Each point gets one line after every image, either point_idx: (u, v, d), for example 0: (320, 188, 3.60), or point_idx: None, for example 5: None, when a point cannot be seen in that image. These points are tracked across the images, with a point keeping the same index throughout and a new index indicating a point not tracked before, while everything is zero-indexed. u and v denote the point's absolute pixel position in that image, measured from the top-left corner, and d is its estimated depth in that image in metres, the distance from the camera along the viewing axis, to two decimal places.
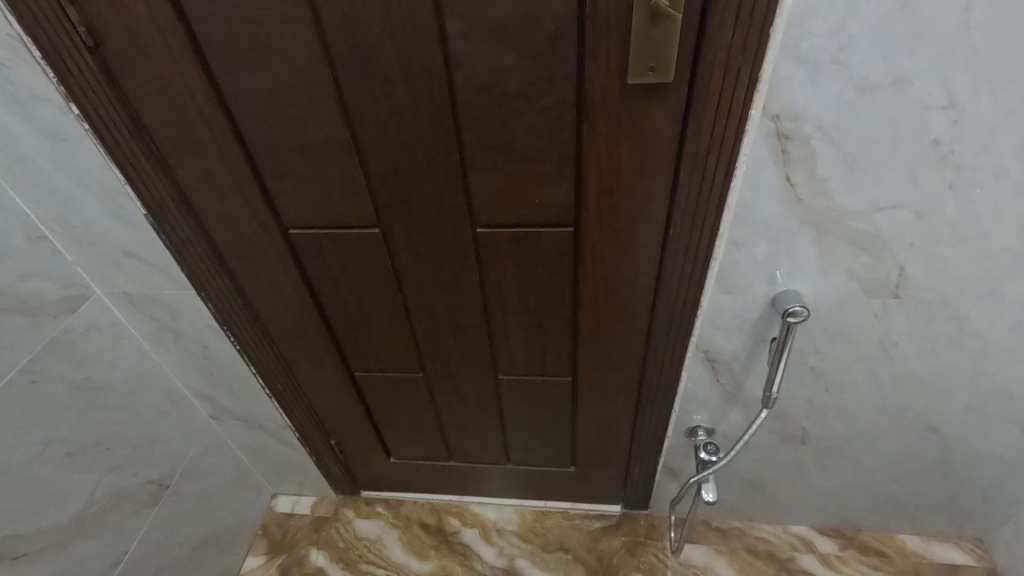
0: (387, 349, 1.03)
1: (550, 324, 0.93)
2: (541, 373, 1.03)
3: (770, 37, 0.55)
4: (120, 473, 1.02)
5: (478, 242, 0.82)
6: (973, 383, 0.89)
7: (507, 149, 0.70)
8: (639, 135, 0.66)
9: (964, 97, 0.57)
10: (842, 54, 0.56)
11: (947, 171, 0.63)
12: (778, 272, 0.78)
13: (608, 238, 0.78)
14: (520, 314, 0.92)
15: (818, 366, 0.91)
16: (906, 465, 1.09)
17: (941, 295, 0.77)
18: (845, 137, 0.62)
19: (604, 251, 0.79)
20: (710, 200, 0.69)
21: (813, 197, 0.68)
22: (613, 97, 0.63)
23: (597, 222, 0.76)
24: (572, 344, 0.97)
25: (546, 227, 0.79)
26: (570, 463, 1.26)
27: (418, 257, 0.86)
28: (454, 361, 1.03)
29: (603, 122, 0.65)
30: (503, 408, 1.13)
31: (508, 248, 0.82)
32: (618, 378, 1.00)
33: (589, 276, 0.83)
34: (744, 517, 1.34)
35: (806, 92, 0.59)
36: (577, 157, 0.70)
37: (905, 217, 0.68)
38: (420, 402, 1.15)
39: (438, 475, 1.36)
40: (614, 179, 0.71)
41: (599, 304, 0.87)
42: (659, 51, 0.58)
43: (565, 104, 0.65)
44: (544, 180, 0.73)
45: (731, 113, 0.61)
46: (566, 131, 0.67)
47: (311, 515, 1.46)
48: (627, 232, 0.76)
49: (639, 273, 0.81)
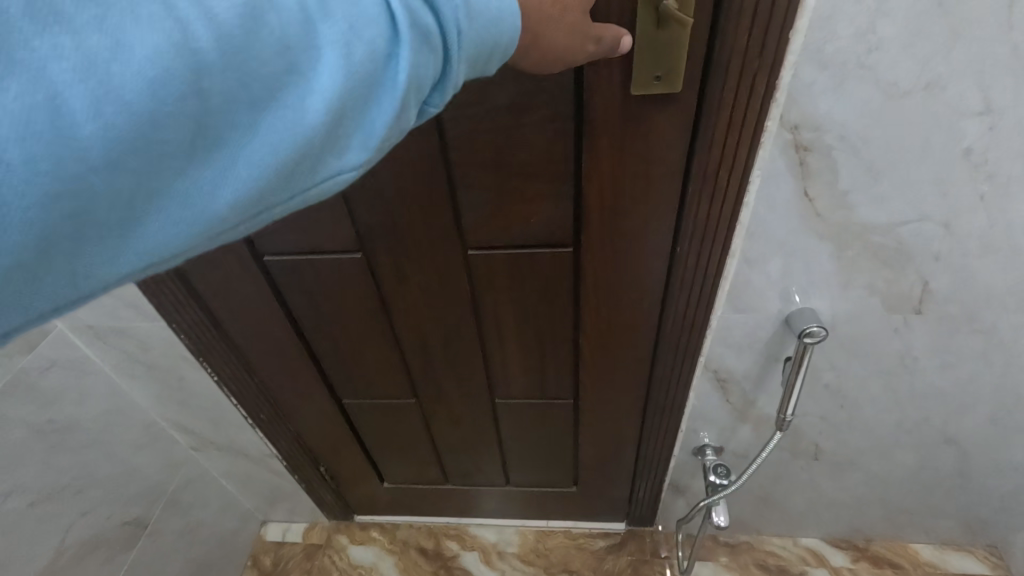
0: (376, 374, 0.97)
1: (549, 346, 0.88)
2: (541, 395, 0.98)
3: (789, 40, 0.49)
4: (93, 517, 0.95)
5: (471, 264, 0.76)
6: (996, 396, 0.84)
7: (500, 165, 0.64)
8: (644, 148, 0.60)
9: (1004, 101, 0.52)
10: (870, 57, 0.50)
11: (980, 181, 0.58)
12: (793, 289, 0.72)
13: (611, 257, 0.72)
14: (517, 337, 0.87)
15: (834, 382, 0.86)
16: (923, 477, 1.05)
17: (966, 309, 0.72)
18: (870, 147, 0.56)
19: (607, 271, 0.74)
20: (721, 217, 0.63)
21: (833, 210, 0.63)
22: (615, 109, 0.57)
23: (598, 241, 0.70)
24: (573, 365, 0.91)
25: (543, 247, 0.73)
26: (573, 483, 1.20)
27: (406, 280, 0.79)
28: (448, 384, 0.97)
29: (605, 135, 0.60)
30: (501, 431, 1.07)
31: (503, 270, 0.76)
32: (623, 398, 0.94)
33: (590, 296, 0.78)
34: (753, 531, 1.30)
35: (829, 99, 0.53)
36: (577, 173, 0.64)
37: (932, 230, 0.63)
38: (413, 427, 1.09)
39: (435, 498, 1.31)
40: (616, 196, 0.65)
41: (601, 325, 0.82)
42: (668, 59, 0.52)
43: (562, 117, 0.59)
44: (541, 198, 0.67)
45: (745, 124, 0.55)
46: (564, 145, 0.62)
47: (303, 543, 1.40)
48: (632, 250, 0.71)
49: (644, 293, 0.76)
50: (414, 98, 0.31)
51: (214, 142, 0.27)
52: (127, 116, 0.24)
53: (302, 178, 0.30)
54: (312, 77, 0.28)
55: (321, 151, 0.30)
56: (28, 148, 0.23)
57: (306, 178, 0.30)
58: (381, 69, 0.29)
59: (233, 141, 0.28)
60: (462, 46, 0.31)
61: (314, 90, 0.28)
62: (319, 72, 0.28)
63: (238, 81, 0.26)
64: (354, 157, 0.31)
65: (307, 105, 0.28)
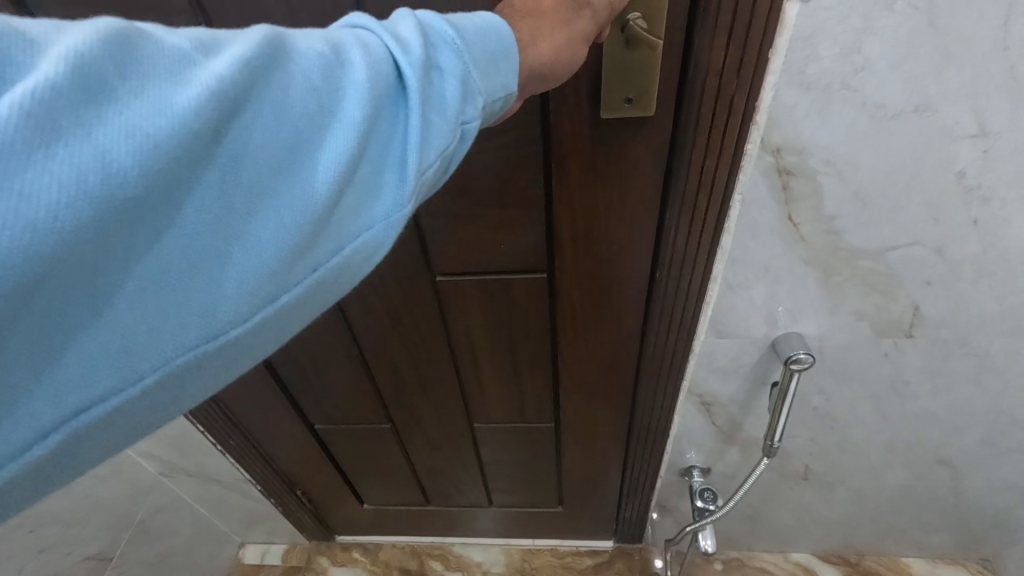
0: (349, 401, 0.93)
1: (527, 373, 0.84)
2: (521, 420, 0.94)
3: (769, 58, 0.45)
4: (51, 555, 0.91)
5: (439, 292, 0.72)
6: (989, 418, 0.82)
7: (463, 192, 0.60)
8: (618, 175, 0.56)
9: (999, 123, 0.48)
10: (856, 77, 0.46)
11: (974, 205, 0.54)
12: (780, 314, 0.69)
13: (587, 285, 0.68)
14: (493, 362, 0.83)
15: (822, 405, 0.83)
16: (914, 495, 1.02)
17: (959, 333, 0.69)
18: (857, 171, 0.52)
19: (583, 299, 0.70)
20: (701, 243, 0.59)
21: (820, 235, 0.59)
22: (584, 132, 0.53)
23: (573, 268, 0.66)
24: (552, 390, 0.87)
25: (514, 274, 0.69)
26: (559, 503, 1.16)
27: (371, 308, 0.75)
28: (423, 410, 0.93)
29: (575, 161, 0.56)
30: (481, 454, 1.04)
31: (473, 297, 0.72)
32: (606, 423, 0.91)
33: (568, 322, 0.74)
34: (743, 547, 1.27)
35: (813, 122, 0.49)
36: (547, 198, 0.60)
37: (924, 255, 0.60)
38: (390, 451, 1.05)
39: (417, 520, 1.27)
40: (591, 224, 0.61)
41: (579, 350, 0.78)
42: (637, 81, 0.48)
43: (528, 139, 0.55)
44: (509, 225, 0.63)
45: (724, 148, 0.51)
46: (531, 171, 0.58)
47: (282, 565, 1.36)
48: (609, 277, 0.67)
49: (623, 320, 0.72)
50: (444, 120, 0.28)
51: (243, 187, 0.24)
52: (144, 165, 0.21)
53: (342, 219, 0.27)
54: (336, 115, 0.26)
55: (352, 190, 0.26)
56: (44, 206, 0.19)
57: (348, 222, 0.27)
58: (402, 95, 0.27)
59: (263, 185, 0.24)
60: (476, 61, 0.29)
61: (342, 122, 0.26)
62: (342, 103, 0.26)
63: (261, 126, 0.24)
64: (395, 193, 0.27)
65: (337, 140, 0.26)
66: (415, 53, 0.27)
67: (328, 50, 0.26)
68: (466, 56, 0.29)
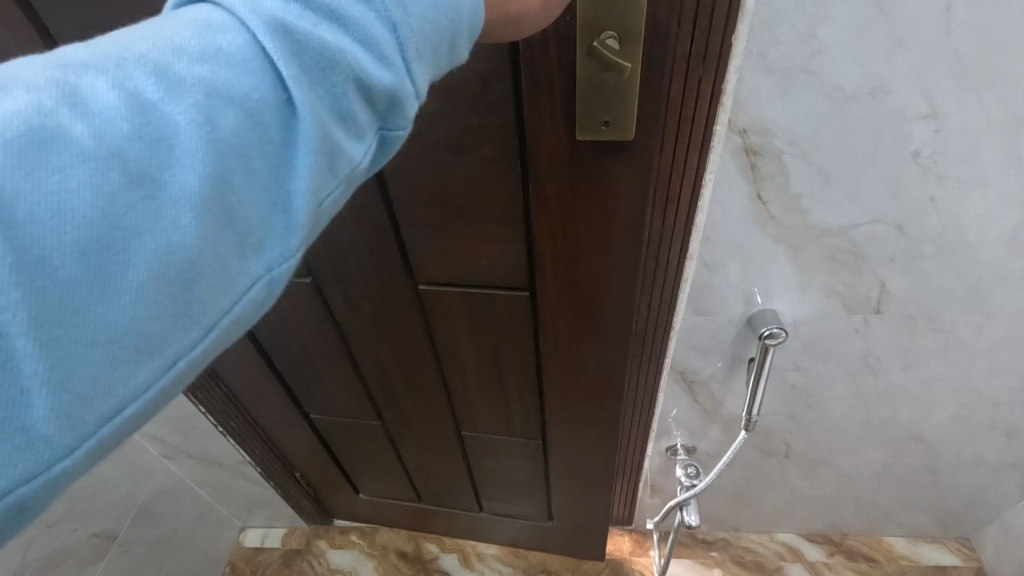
0: (342, 397, 0.97)
1: (512, 385, 0.86)
2: (507, 432, 0.96)
3: (732, 43, 0.49)
4: (59, 531, 0.94)
5: (424, 299, 0.76)
6: (958, 394, 0.85)
7: (443, 206, 0.63)
8: (597, 198, 0.58)
9: (948, 105, 0.51)
10: (814, 62, 0.49)
11: (930, 183, 0.58)
12: (754, 291, 0.72)
13: (569, 303, 0.70)
14: (478, 366, 0.84)
15: (799, 383, 0.87)
16: (893, 473, 1.06)
17: (924, 309, 0.72)
18: (819, 151, 0.56)
19: (565, 316, 0.72)
20: (677, 223, 0.63)
21: (788, 213, 0.62)
22: (562, 154, 0.55)
23: (554, 285, 0.68)
24: (538, 405, 0.89)
25: (497, 288, 0.72)
26: (548, 517, 1.18)
27: (359, 305, 0.78)
28: (412, 412, 0.97)
29: (554, 182, 0.58)
30: (469, 459, 1.06)
31: (458, 306, 0.75)
32: (591, 441, 0.92)
33: (551, 339, 0.76)
34: (730, 527, 1.31)
35: (776, 104, 0.53)
36: (525, 215, 0.62)
37: (886, 232, 0.63)
38: (382, 448, 1.09)
39: (412, 515, 1.30)
40: (570, 244, 0.63)
41: (563, 366, 0.79)
42: (615, 103, 0.50)
43: (505, 153, 0.57)
44: (491, 240, 0.66)
45: (695, 131, 0.54)
46: (508, 188, 0.60)
47: (281, 548, 1.39)
48: (590, 295, 0.69)
49: (603, 337, 0.74)
50: (332, 146, 0.26)
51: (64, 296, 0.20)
52: None
53: (249, 257, 0.25)
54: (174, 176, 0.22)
55: (224, 251, 0.24)
56: None
57: (222, 289, 0.24)
58: (280, 128, 0.25)
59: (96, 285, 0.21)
60: (382, 55, 0.26)
61: (187, 187, 0.22)
62: (184, 159, 0.22)
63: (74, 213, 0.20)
64: (278, 243, 0.26)
65: (185, 208, 0.22)
66: (285, 76, 0.24)
67: (209, 66, 0.23)
68: (389, 39, 0.27)
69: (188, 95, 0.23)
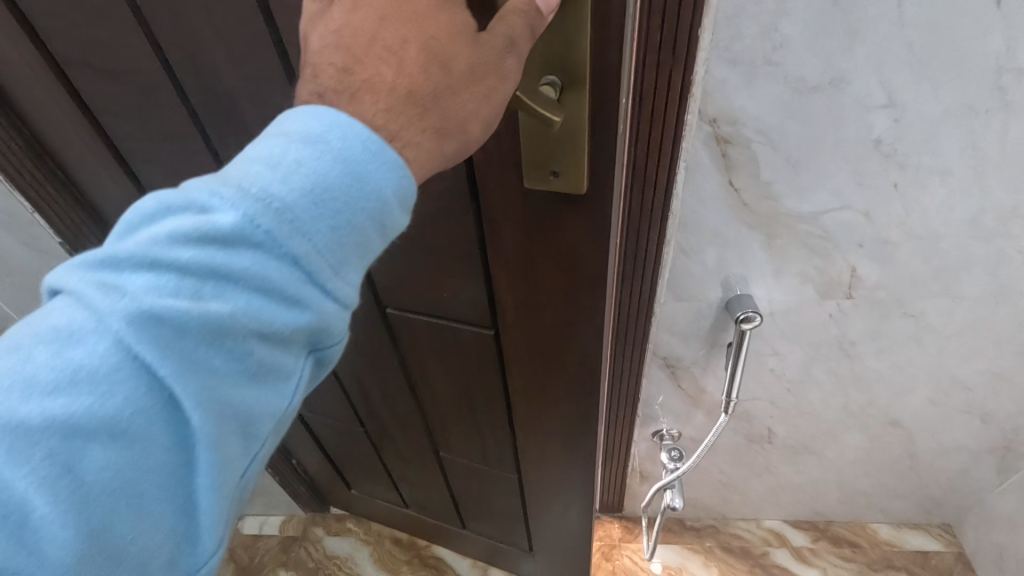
0: (328, 398, 1.00)
1: (483, 416, 0.85)
2: (482, 461, 0.96)
3: (699, 36, 0.51)
4: None
5: (393, 321, 0.76)
6: (932, 378, 0.88)
7: (403, 237, 0.62)
8: (556, 246, 0.55)
9: (905, 95, 0.54)
10: (776, 54, 0.52)
11: (892, 170, 0.61)
12: (732, 278, 0.75)
13: (532, 347, 0.68)
14: (450, 392, 0.84)
15: (778, 367, 0.90)
16: (874, 459, 1.09)
17: (894, 294, 0.75)
18: (785, 139, 0.59)
19: (529, 358, 0.70)
20: (653, 209, 0.65)
21: (760, 200, 0.65)
22: (516, 198, 0.52)
23: (515, 327, 0.66)
24: (511, 441, 0.87)
25: (463, 323, 0.70)
26: (530, 548, 1.16)
27: None
28: (392, 424, 0.99)
29: (509, 229, 0.55)
30: (450, 478, 1.07)
31: (424, 332, 0.75)
32: (566, 481, 0.89)
33: (518, 379, 0.74)
34: (717, 514, 1.34)
35: (743, 94, 0.56)
36: (484, 256, 0.60)
37: (854, 219, 0.66)
38: (366, 450, 1.11)
39: (400, 519, 1.32)
40: (530, 291, 0.60)
41: (531, 407, 0.78)
42: (562, 155, 0.46)
43: (459, 196, 0.54)
44: (451, 277, 0.64)
45: (667, 120, 0.57)
46: (465, 225, 0.57)
47: (279, 536, 1.42)
48: (557, 341, 0.66)
49: (573, 383, 0.71)
50: (226, 425, 0.30)
51: None
52: None
53: (156, 551, 0.30)
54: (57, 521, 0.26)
55: (130, 546, 0.29)
56: None
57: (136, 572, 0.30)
58: (163, 428, 0.28)
59: None
60: (261, 319, 0.29)
61: (71, 525, 0.27)
62: (58, 497, 0.26)
63: None
64: (188, 524, 0.31)
65: (74, 541, 0.27)
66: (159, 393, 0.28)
67: (70, 395, 0.26)
68: (284, 280, 0.29)
69: (53, 442, 0.26)
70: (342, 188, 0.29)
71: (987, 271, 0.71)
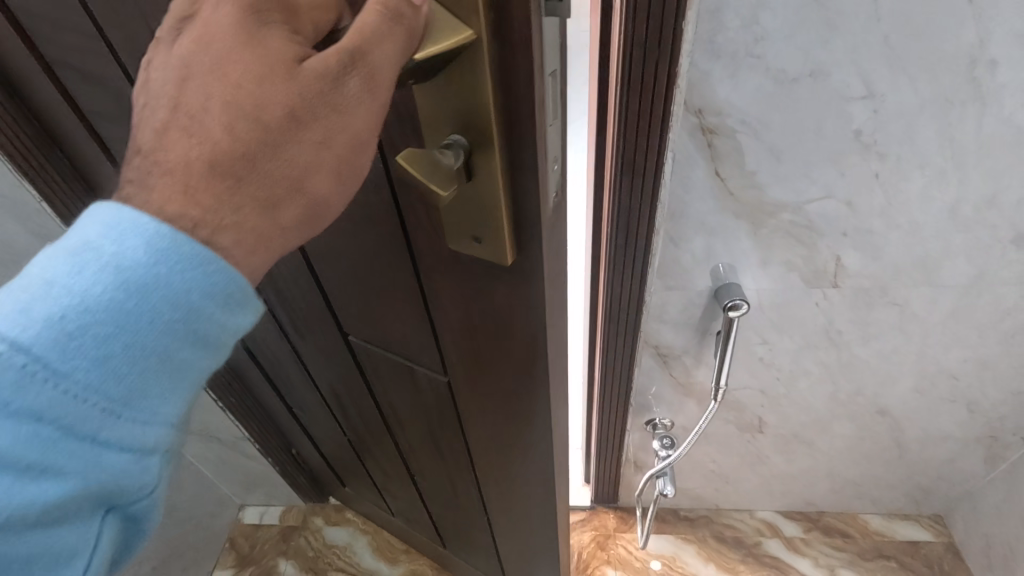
0: (314, 404, 1.02)
1: (449, 453, 0.84)
2: (453, 492, 0.96)
3: (683, 30, 0.53)
4: None
5: (358, 350, 0.77)
6: (917, 367, 0.90)
7: (356, 278, 0.62)
8: (493, 314, 0.51)
9: (883, 87, 0.56)
10: (757, 47, 0.54)
11: (873, 161, 0.63)
12: (720, 266, 0.77)
13: (484, 400, 0.66)
14: (417, 424, 0.83)
15: (767, 355, 0.92)
16: (863, 448, 1.11)
17: (878, 283, 0.77)
18: (769, 130, 0.61)
19: (483, 410, 0.68)
20: (643, 198, 0.67)
21: (745, 190, 0.67)
22: (449, 261, 0.49)
23: (466, 379, 0.64)
24: (476, 480, 0.86)
25: (419, 364, 0.69)
26: None
27: (308, 334, 0.82)
28: (371, 439, 1.00)
29: (447, 287, 0.53)
30: (427, 500, 1.07)
31: (388, 366, 0.75)
32: (530, 531, 0.86)
33: (475, 427, 0.72)
34: (711, 505, 1.36)
35: (726, 85, 0.58)
36: (428, 309, 0.58)
37: (837, 208, 0.68)
38: (352, 456, 1.13)
39: (387, 526, 1.34)
40: (476, 349, 0.58)
41: (489, 454, 0.76)
42: (479, 219, 0.41)
43: (396, 243, 0.52)
44: (404, 321, 0.63)
45: (654, 111, 0.59)
46: (407, 276, 0.55)
47: (279, 525, 1.44)
48: (507, 403, 0.63)
49: (526, 446, 0.67)
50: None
51: None
52: None
53: None
54: None
55: None
56: None
57: None
58: None
59: None
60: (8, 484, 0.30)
61: None
62: None
63: None
64: None
65: None
66: None
67: None
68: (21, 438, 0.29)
69: None
70: (119, 323, 0.31)
71: (968, 259, 0.73)
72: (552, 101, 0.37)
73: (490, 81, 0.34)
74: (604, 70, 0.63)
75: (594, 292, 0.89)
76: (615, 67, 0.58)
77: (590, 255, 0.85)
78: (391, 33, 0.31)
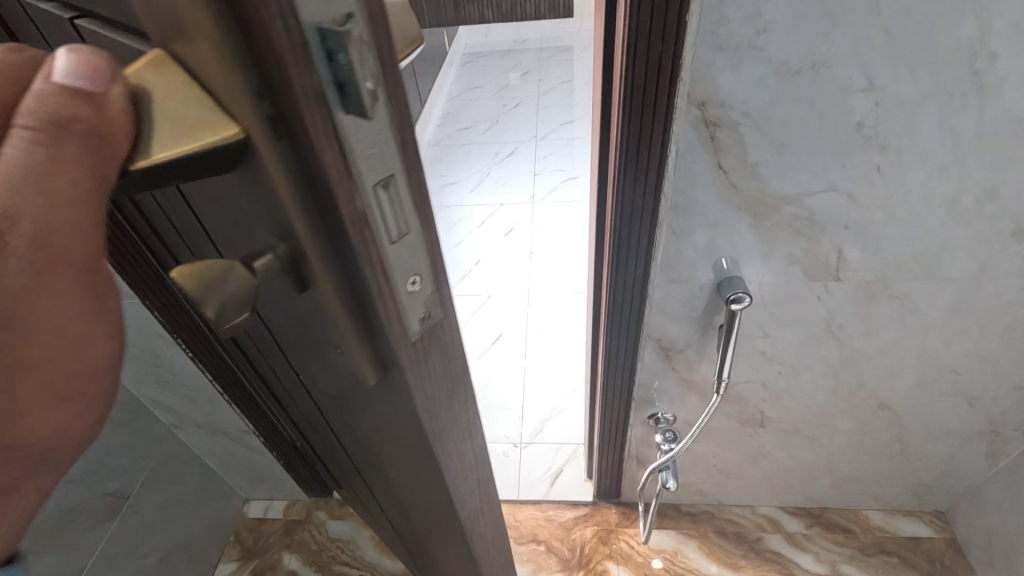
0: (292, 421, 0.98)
1: (388, 506, 0.79)
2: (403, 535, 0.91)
3: (685, 22, 0.54)
4: (75, 487, 1.02)
5: (297, 393, 0.71)
6: (919, 361, 0.91)
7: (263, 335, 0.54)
8: (372, 423, 0.44)
9: (885, 79, 0.57)
10: (759, 39, 0.55)
11: (874, 153, 0.63)
12: (723, 259, 0.78)
13: (395, 486, 0.59)
14: (359, 472, 0.78)
15: (769, 349, 0.92)
16: (865, 443, 1.11)
17: (880, 276, 0.78)
18: (771, 122, 0.62)
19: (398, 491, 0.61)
20: (647, 188, 0.69)
21: (747, 182, 0.68)
22: (313, 362, 0.41)
23: (372, 459, 0.58)
24: (416, 536, 0.81)
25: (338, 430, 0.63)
26: None
27: (257, 359, 0.75)
28: (338, 468, 0.96)
29: (321, 382, 0.45)
30: (390, 532, 1.03)
31: (318, 416, 0.69)
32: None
33: (398, 501, 0.66)
34: (713, 500, 1.36)
35: (729, 77, 0.58)
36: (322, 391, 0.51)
37: (839, 200, 0.69)
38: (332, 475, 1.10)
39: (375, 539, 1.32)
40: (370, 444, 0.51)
41: (414, 522, 0.70)
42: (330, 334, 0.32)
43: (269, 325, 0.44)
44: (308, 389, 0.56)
45: (657, 102, 0.60)
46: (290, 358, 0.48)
47: (283, 518, 1.45)
48: (414, 497, 0.56)
49: (445, 533, 0.61)
50: None
51: None
52: None
53: None
54: None
55: None
56: None
57: None
58: None
59: None
60: None
61: None
62: None
63: None
64: None
65: None
66: None
67: None
68: None
69: None
70: None
71: (968, 253, 0.73)
72: (398, 209, 0.28)
73: (286, 190, 0.24)
74: (608, 63, 0.64)
75: (600, 281, 0.90)
76: (620, 58, 0.59)
77: (595, 246, 0.86)
78: (72, 168, 0.25)
